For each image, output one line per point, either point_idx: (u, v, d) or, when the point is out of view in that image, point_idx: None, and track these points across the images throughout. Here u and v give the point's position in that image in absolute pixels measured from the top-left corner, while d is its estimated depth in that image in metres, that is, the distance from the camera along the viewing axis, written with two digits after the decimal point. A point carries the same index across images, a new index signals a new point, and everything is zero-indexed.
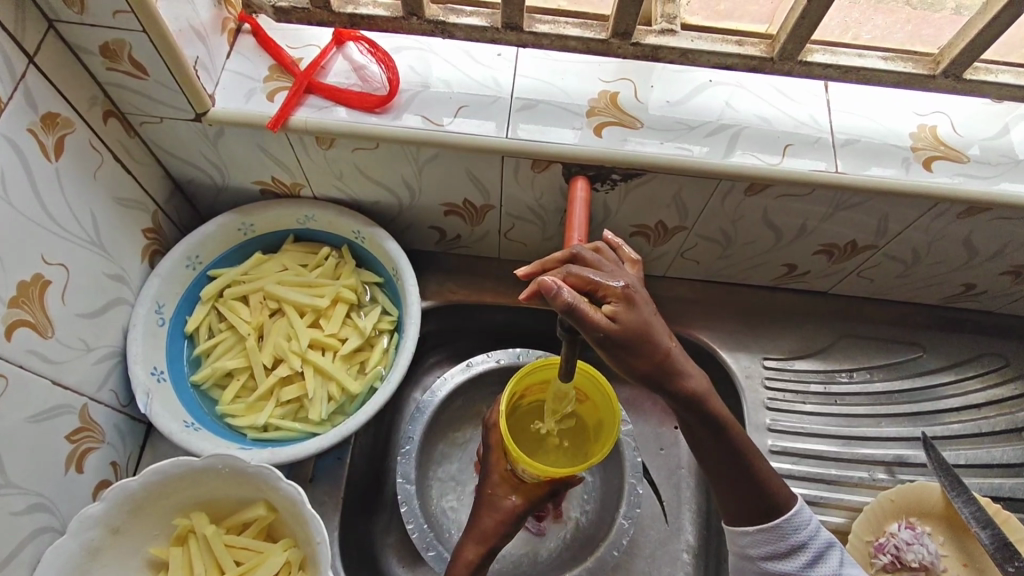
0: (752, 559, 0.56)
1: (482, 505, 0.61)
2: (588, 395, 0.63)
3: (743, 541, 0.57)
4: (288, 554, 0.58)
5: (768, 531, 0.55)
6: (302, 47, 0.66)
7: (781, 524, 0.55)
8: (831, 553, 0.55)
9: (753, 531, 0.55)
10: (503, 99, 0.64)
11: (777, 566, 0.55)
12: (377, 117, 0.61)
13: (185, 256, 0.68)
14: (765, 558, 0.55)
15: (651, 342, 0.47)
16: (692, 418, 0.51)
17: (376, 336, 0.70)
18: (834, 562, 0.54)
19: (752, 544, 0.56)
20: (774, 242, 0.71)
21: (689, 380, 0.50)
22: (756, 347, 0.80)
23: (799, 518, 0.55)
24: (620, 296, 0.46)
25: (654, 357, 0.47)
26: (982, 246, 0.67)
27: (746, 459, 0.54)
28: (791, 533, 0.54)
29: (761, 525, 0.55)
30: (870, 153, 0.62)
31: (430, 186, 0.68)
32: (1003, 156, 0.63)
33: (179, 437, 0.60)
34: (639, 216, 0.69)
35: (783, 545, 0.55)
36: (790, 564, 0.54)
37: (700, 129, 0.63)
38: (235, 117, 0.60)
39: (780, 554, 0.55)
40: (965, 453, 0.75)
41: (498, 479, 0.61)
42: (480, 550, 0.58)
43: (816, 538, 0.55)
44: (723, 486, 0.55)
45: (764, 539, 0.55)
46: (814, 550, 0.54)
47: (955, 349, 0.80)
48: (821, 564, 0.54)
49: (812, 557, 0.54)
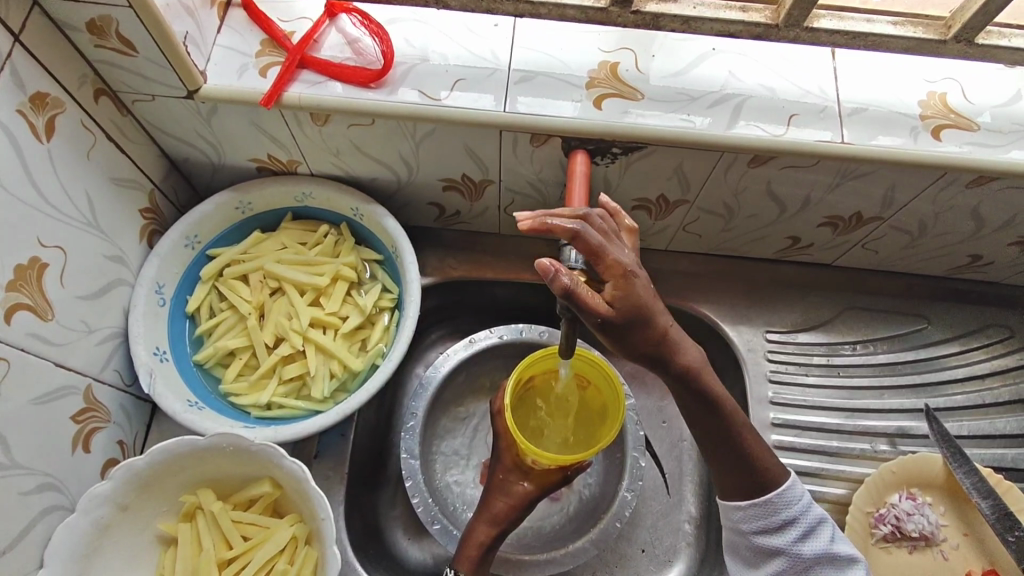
0: (744, 534, 0.56)
1: (494, 490, 0.62)
2: (589, 379, 0.66)
3: (735, 516, 0.57)
4: (294, 529, 0.59)
5: (760, 506, 0.55)
6: (293, 20, 0.64)
7: (773, 499, 0.55)
8: (822, 528, 0.55)
9: (744, 506, 0.56)
10: (500, 72, 0.62)
11: (769, 541, 0.55)
12: (373, 92, 0.60)
13: (184, 236, 0.68)
14: (756, 533, 0.56)
15: (648, 325, 0.46)
16: (687, 396, 0.51)
17: (377, 313, 0.70)
18: (825, 536, 0.54)
19: (745, 518, 0.56)
20: (778, 214, 0.70)
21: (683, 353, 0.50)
22: (759, 320, 0.80)
23: (791, 493, 0.55)
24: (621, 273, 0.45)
25: (649, 335, 0.47)
26: (990, 216, 0.66)
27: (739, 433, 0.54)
28: (782, 508, 0.55)
29: (752, 500, 0.55)
30: (877, 123, 0.61)
31: (428, 162, 0.67)
32: (1014, 124, 0.61)
33: (182, 416, 0.60)
34: (641, 189, 0.68)
35: (775, 520, 0.55)
36: (781, 539, 0.55)
37: (702, 100, 0.61)
38: (229, 95, 0.59)
39: (772, 529, 0.55)
40: (968, 424, 0.75)
41: (509, 464, 0.63)
42: (492, 532, 0.60)
43: (808, 513, 0.55)
44: (724, 463, 0.55)
45: (757, 514, 0.55)
46: (805, 524, 0.55)
47: (960, 320, 0.79)
48: (813, 538, 0.54)
49: (802, 532, 0.54)
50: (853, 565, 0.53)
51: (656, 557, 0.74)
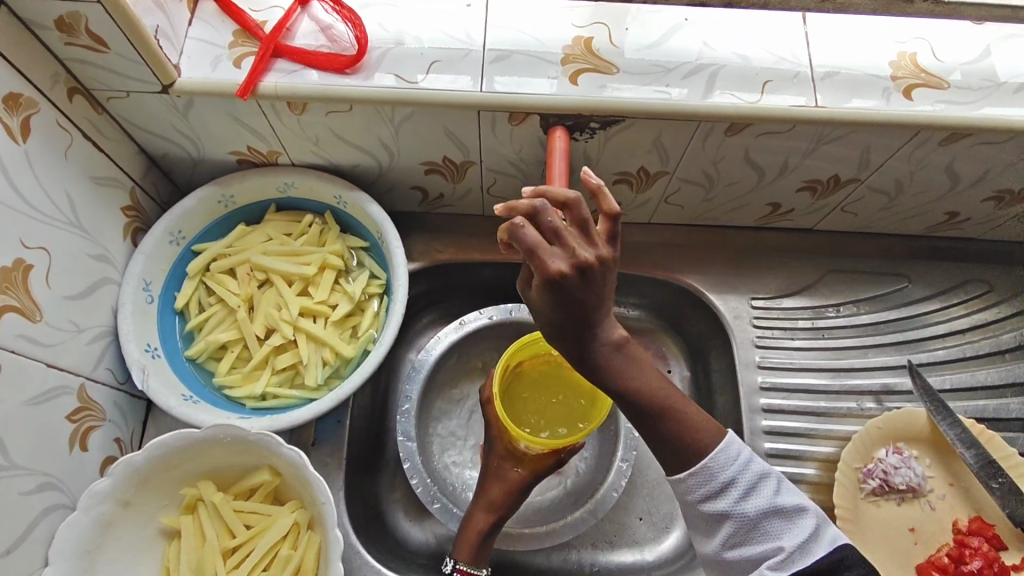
0: (689, 505, 0.52)
1: (489, 476, 0.64)
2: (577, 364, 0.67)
3: (677, 487, 0.52)
4: (295, 515, 0.60)
5: (699, 473, 0.50)
6: (265, 9, 0.64)
7: (708, 463, 0.50)
8: (765, 482, 0.50)
9: (684, 477, 0.51)
10: (475, 52, 0.62)
11: (713, 507, 0.50)
12: (349, 78, 0.60)
13: (168, 232, 0.68)
14: (699, 501, 0.51)
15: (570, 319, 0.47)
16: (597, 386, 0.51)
17: (367, 300, 0.70)
18: (767, 491, 0.50)
19: (686, 489, 0.51)
20: (758, 181, 0.71)
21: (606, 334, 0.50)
22: (744, 288, 0.81)
23: (727, 453, 0.50)
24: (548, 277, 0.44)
25: (563, 317, 0.47)
26: (964, 172, 0.68)
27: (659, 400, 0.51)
28: (719, 470, 0.50)
29: (688, 469, 0.51)
30: (850, 85, 0.61)
31: (408, 146, 0.67)
32: (984, 80, 0.62)
33: (177, 410, 0.61)
34: (621, 163, 0.69)
35: (715, 484, 0.50)
36: (724, 502, 0.50)
37: (677, 71, 0.62)
38: (205, 88, 0.59)
39: (714, 493, 0.50)
40: (951, 378, 0.76)
41: (502, 450, 0.65)
42: (489, 519, 0.62)
43: (748, 469, 0.50)
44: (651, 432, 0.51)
45: (696, 482, 0.50)
46: (745, 481, 0.50)
47: (939, 277, 0.81)
48: (755, 494, 0.50)
49: (743, 490, 0.50)
50: (801, 516, 0.49)
51: (654, 524, 0.76)
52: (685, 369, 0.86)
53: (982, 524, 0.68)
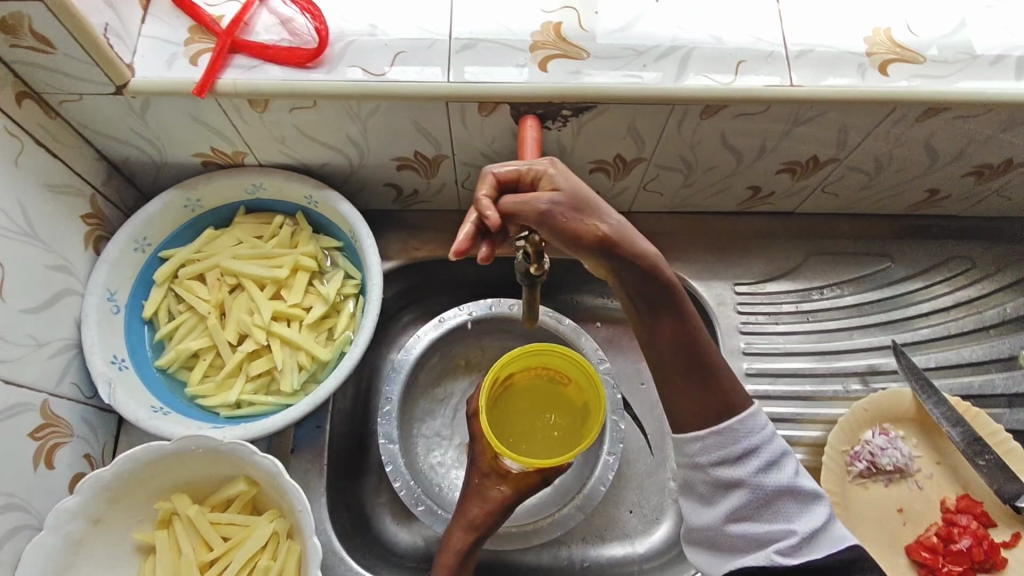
0: (702, 468, 0.50)
1: (471, 495, 0.62)
2: (571, 378, 0.67)
3: (691, 449, 0.50)
4: (274, 524, 0.58)
5: (721, 435, 0.49)
6: (221, 4, 0.61)
7: (733, 425, 0.49)
8: (787, 461, 0.50)
9: (703, 436, 0.50)
10: (441, 41, 0.60)
11: (728, 473, 0.49)
12: (311, 73, 0.58)
13: (132, 239, 0.65)
14: (715, 465, 0.49)
15: (591, 206, 0.47)
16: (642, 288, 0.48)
17: (342, 301, 0.69)
18: (789, 469, 0.49)
19: (702, 449, 0.50)
20: (736, 164, 0.70)
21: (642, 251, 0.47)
22: (727, 274, 0.80)
23: (754, 422, 0.50)
24: (544, 170, 0.48)
25: (588, 199, 0.47)
26: (943, 148, 0.67)
27: (695, 336, 0.49)
28: (743, 436, 0.49)
29: (712, 428, 0.50)
30: (825, 63, 0.60)
31: (378, 142, 0.65)
32: (960, 54, 0.61)
33: (147, 423, 0.59)
34: (596, 151, 0.67)
35: (735, 450, 0.49)
36: (741, 470, 0.49)
37: (648, 54, 0.60)
38: (161, 88, 0.57)
39: (732, 460, 0.49)
40: (935, 356, 0.76)
41: (485, 468, 0.63)
42: (468, 539, 0.60)
43: (772, 444, 0.50)
44: (681, 367, 0.50)
45: (715, 444, 0.49)
46: (767, 455, 0.49)
47: (922, 256, 0.80)
48: (775, 470, 0.49)
49: (764, 463, 0.49)
50: (817, 503, 0.49)
51: (644, 516, 0.76)
52: None
53: (969, 502, 0.67)
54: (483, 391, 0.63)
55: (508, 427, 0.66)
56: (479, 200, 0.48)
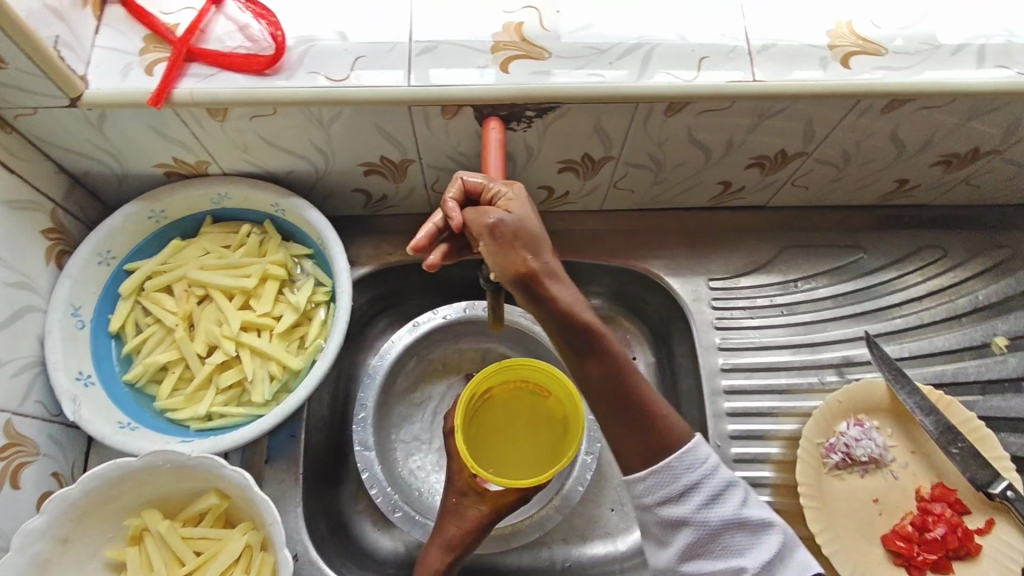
0: (648, 509, 0.50)
1: (448, 514, 0.62)
2: (548, 390, 0.68)
3: (636, 490, 0.50)
4: (247, 537, 0.58)
5: (660, 473, 0.49)
6: (177, 11, 0.60)
7: (672, 462, 0.49)
8: (731, 492, 0.49)
9: (645, 476, 0.49)
10: (401, 44, 0.60)
11: (672, 511, 0.48)
12: (269, 79, 0.57)
13: (95, 253, 0.64)
14: (660, 505, 0.49)
15: (534, 237, 0.48)
16: (570, 331, 0.49)
17: (313, 309, 0.68)
18: (734, 500, 0.48)
19: (646, 490, 0.49)
20: (705, 160, 0.70)
21: (566, 297, 0.48)
22: (701, 269, 0.80)
23: (694, 455, 0.49)
24: (505, 189, 0.50)
25: (530, 229, 0.48)
26: (909, 138, 0.67)
27: (626, 378, 0.50)
28: (683, 472, 0.49)
29: (651, 467, 0.49)
30: (787, 57, 0.60)
31: (343, 148, 0.65)
32: (922, 44, 0.61)
33: (113, 439, 0.58)
34: (563, 151, 0.67)
35: (676, 487, 0.49)
36: (685, 508, 0.48)
37: (610, 53, 0.60)
38: (116, 99, 0.56)
39: (675, 497, 0.49)
40: (908, 346, 0.77)
41: (462, 487, 0.63)
42: (446, 558, 0.60)
43: (714, 475, 0.49)
44: (613, 408, 0.50)
45: (657, 483, 0.49)
46: (709, 488, 0.48)
47: (894, 246, 0.81)
48: (719, 503, 0.48)
49: (707, 497, 0.48)
50: (767, 531, 0.48)
51: (625, 514, 0.76)
52: (649, 355, 0.85)
53: (944, 490, 0.68)
54: (459, 407, 0.64)
55: (489, 446, 0.66)
56: (445, 203, 0.49)
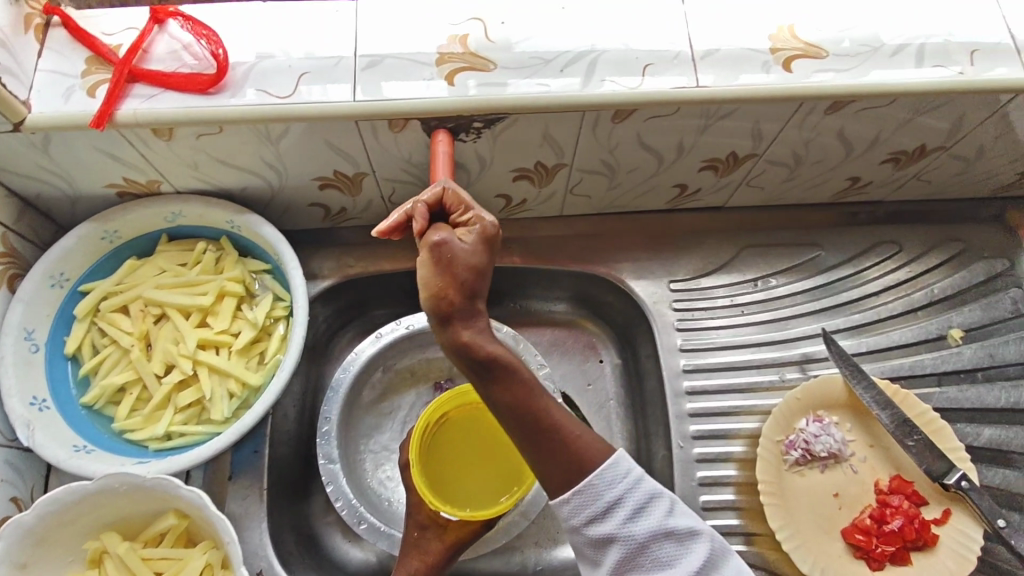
0: (576, 529, 0.50)
1: (409, 548, 0.63)
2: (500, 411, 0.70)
3: (563, 512, 0.50)
4: (207, 556, 0.58)
5: (582, 493, 0.49)
6: (120, 32, 0.60)
7: (592, 482, 0.49)
8: (656, 504, 0.49)
9: (569, 498, 0.49)
10: (347, 59, 0.60)
11: (599, 530, 0.49)
12: (213, 98, 0.57)
13: (48, 276, 0.64)
14: (586, 525, 0.49)
15: (475, 270, 0.47)
16: (471, 365, 0.48)
17: (272, 324, 0.68)
18: (658, 512, 0.49)
19: (570, 512, 0.49)
20: (658, 165, 0.71)
21: (471, 330, 0.47)
22: (662, 272, 0.81)
23: (615, 470, 0.49)
24: (479, 221, 0.50)
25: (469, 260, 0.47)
26: (857, 137, 0.68)
27: (534, 406, 0.49)
28: (604, 490, 0.49)
29: (574, 488, 0.49)
30: (730, 62, 0.61)
31: (295, 163, 0.65)
32: (864, 45, 0.62)
33: (68, 462, 0.58)
34: (516, 160, 0.67)
35: (599, 506, 0.49)
36: (610, 525, 0.49)
37: (556, 62, 0.61)
38: (59, 122, 0.56)
39: (600, 516, 0.49)
40: (867, 341, 0.78)
41: (422, 520, 0.64)
42: None
43: (637, 490, 0.49)
44: (525, 436, 0.49)
45: (581, 504, 0.49)
46: (633, 503, 0.49)
47: (851, 242, 0.82)
48: (644, 516, 0.49)
49: (631, 512, 0.49)
50: (694, 539, 0.49)
51: None
52: (615, 357, 0.86)
53: (901, 482, 0.69)
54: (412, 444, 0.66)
55: (450, 473, 0.68)
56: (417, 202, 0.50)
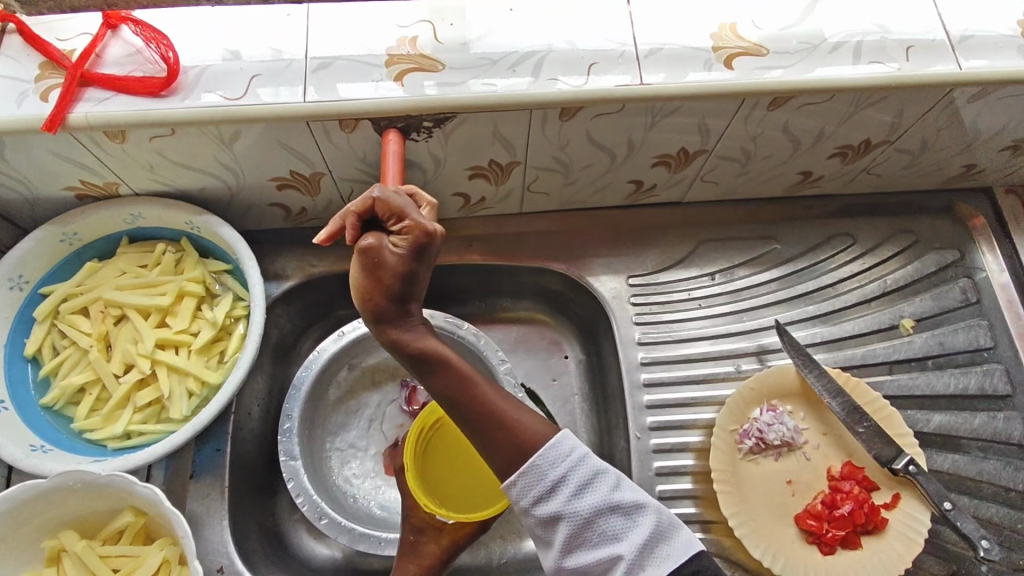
0: (526, 511, 0.50)
1: (407, 553, 0.63)
2: None
3: (512, 495, 0.51)
4: (164, 552, 0.58)
5: (528, 474, 0.50)
6: (73, 37, 0.61)
7: (536, 462, 0.50)
8: (601, 479, 0.50)
9: (515, 480, 0.50)
10: (297, 62, 0.61)
11: (547, 509, 0.49)
12: (164, 100, 0.58)
13: (7, 278, 0.65)
14: (534, 505, 0.50)
15: (407, 278, 0.50)
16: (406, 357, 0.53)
17: (233, 323, 0.69)
18: (602, 487, 0.50)
19: (518, 494, 0.50)
20: (610, 162, 0.72)
21: (405, 326, 0.52)
22: (622, 267, 0.82)
23: (557, 450, 0.51)
24: (410, 231, 0.49)
25: (399, 269, 0.50)
26: (802, 132, 0.70)
27: (469, 391, 0.53)
28: (548, 469, 0.50)
29: (518, 470, 0.50)
30: (673, 60, 0.63)
31: (250, 164, 0.66)
32: (802, 43, 0.64)
33: (25, 462, 0.59)
34: (470, 158, 0.69)
35: (545, 485, 0.50)
36: (557, 502, 0.49)
37: (503, 62, 0.62)
38: (11, 126, 0.56)
39: (547, 494, 0.50)
40: (821, 331, 0.79)
41: (418, 524, 0.64)
42: None
43: (581, 467, 0.50)
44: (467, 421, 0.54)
45: (528, 485, 0.50)
46: (577, 479, 0.50)
47: (805, 236, 0.84)
48: (589, 492, 0.49)
49: (576, 488, 0.50)
50: (640, 512, 0.49)
51: None
52: (580, 352, 0.87)
53: (852, 468, 0.71)
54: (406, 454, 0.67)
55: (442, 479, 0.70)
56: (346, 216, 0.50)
